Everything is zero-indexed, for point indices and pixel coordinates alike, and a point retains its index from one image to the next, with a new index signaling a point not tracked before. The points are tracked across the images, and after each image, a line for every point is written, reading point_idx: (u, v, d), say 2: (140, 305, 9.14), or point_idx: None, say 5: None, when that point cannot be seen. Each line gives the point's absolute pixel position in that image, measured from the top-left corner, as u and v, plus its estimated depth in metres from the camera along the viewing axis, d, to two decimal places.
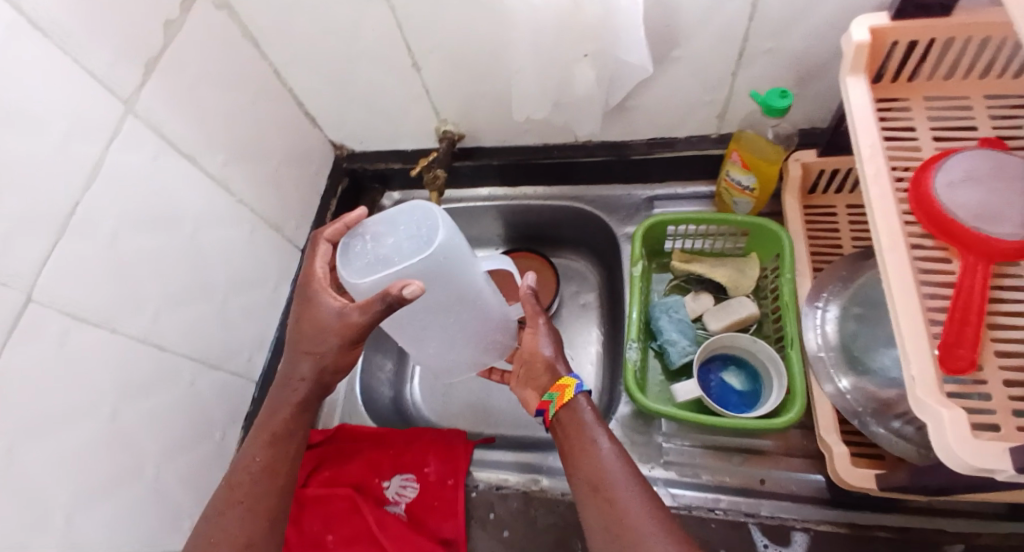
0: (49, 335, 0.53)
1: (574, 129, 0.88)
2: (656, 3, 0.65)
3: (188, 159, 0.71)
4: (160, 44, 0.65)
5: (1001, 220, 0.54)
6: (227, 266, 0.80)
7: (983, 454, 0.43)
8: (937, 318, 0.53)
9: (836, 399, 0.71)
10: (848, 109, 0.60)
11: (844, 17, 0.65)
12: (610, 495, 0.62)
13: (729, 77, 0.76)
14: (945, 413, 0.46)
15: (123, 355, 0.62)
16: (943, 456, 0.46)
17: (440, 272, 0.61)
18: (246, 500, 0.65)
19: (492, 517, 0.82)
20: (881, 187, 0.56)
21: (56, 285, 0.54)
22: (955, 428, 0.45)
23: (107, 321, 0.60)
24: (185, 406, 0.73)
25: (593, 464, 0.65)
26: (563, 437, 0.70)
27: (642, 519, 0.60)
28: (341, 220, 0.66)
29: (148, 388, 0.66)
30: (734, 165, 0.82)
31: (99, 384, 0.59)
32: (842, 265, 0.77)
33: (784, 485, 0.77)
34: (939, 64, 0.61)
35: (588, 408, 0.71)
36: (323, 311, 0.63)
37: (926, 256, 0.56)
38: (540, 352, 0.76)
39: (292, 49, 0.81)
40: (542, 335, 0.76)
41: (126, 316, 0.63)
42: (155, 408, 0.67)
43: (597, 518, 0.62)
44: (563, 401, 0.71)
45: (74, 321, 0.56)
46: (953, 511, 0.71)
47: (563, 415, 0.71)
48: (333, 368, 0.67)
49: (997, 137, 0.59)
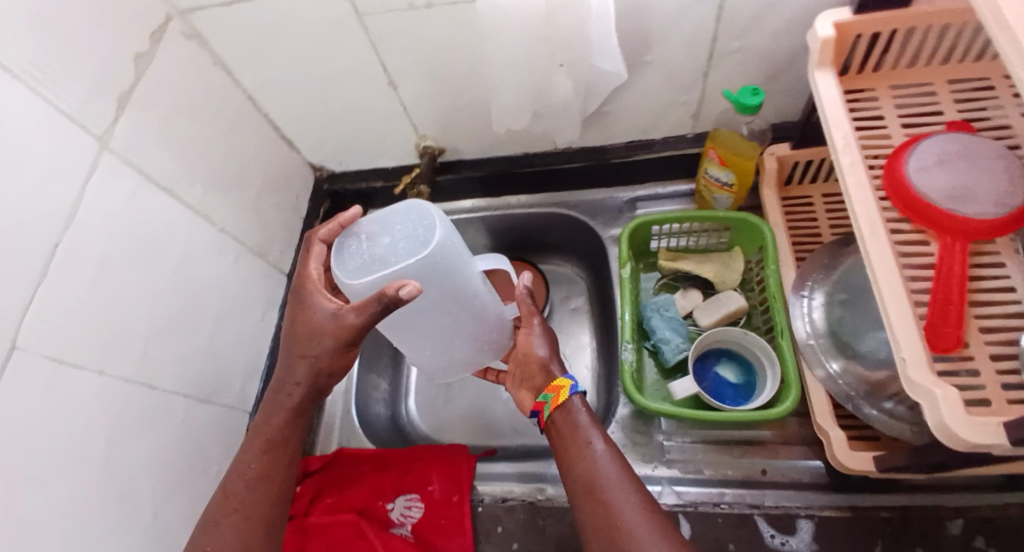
0: (37, 382, 0.52)
1: (554, 137, 0.89)
2: (627, 10, 0.67)
3: (167, 192, 0.70)
4: (132, 78, 0.64)
5: (974, 200, 0.55)
6: (213, 298, 0.79)
7: (980, 429, 0.44)
8: (921, 299, 0.55)
9: (828, 384, 0.72)
10: (819, 103, 0.61)
11: (807, 14, 0.67)
12: (604, 497, 0.62)
13: (701, 77, 0.78)
14: (939, 392, 0.47)
15: (113, 397, 0.61)
16: (941, 435, 0.47)
17: (437, 271, 0.61)
18: (239, 518, 0.63)
19: (499, 530, 0.81)
20: (857, 176, 0.57)
21: (41, 330, 0.53)
22: (949, 407, 0.46)
23: (95, 364, 0.59)
24: (180, 444, 0.71)
25: (588, 467, 0.65)
26: (558, 440, 0.69)
27: (636, 520, 0.60)
28: (335, 220, 0.66)
29: (140, 429, 0.64)
30: (712, 163, 0.83)
31: (90, 430, 0.58)
32: (823, 254, 0.79)
33: (785, 475, 0.78)
34: (901, 54, 0.63)
35: (583, 408, 0.70)
36: (317, 313, 0.63)
37: (905, 240, 0.58)
38: (534, 352, 0.75)
39: (266, 75, 0.81)
40: (536, 336, 0.75)
41: (114, 357, 0.61)
42: (148, 449, 0.66)
43: (591, 521, 0.62)
44: (558, 401, 0.71)
45: (61, 366, 0.55)
46: (951, 486, 0.72)
47: (558, 416, 0.70)
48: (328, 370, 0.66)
49: (962, 120, 0.60)
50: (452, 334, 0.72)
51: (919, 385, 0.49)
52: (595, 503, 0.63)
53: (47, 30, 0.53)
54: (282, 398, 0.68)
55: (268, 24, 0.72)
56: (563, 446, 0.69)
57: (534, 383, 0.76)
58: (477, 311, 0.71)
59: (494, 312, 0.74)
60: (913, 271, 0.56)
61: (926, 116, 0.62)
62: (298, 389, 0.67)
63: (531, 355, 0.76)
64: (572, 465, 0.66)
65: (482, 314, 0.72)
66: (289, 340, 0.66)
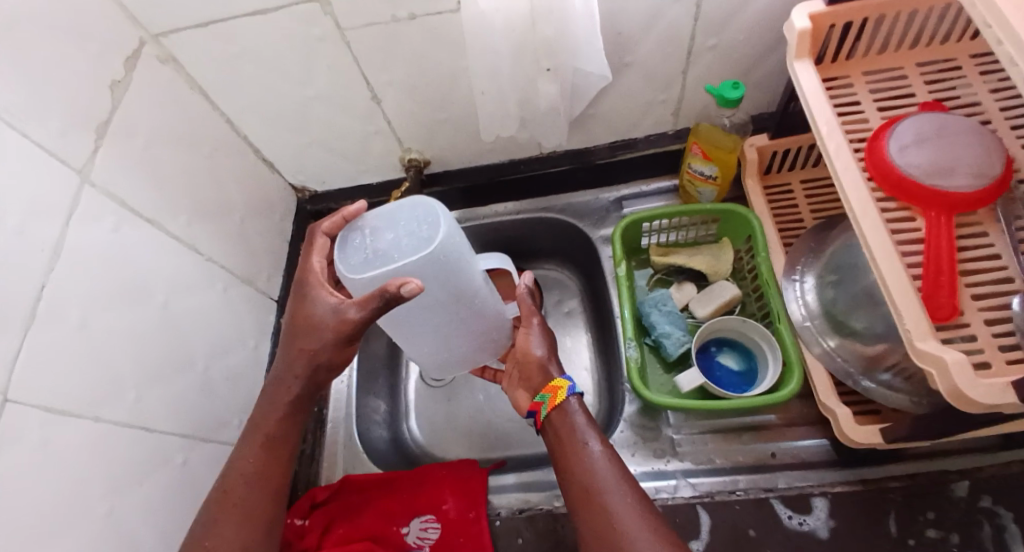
0: (29, 434, 0.49)
1: (539, 143, 0.90)
2: (607, 14, 0.68)
3: (151, 224, 0.67)
4: (107, 108, 0.61)
5: (953, 173, 0.58)
6: (204, 331, 0.76)
7: (993, 390, 0.46)
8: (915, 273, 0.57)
9: (827, 362, 0.75)
10: (801, 92, 0.63)
11: (778, 9, 0.69)
12: (600, 499, 0.62)
13: (680, 75, 0.80)
14: (949, 360, 0.49)
15: (111, 444, 0.58)
16: (956, 400, 0.49)
17: (439, 269, 0.61)
18: (237, 521, 0.60)
19: (520, 543, 0.79)
20: (844, 160, 0.59)
21: (31, 380, 0.49)
22: (960, 373, 0.48)
23: (89, 410, 0.56)
24: (181, 487, 0.68)
25: (584, 468, 0.65)
26: (554, 441, 0.69)
27: (632, 522, 0.60)
28: (340, 213, 0.64)
29: (140, 475, 0.61)
30: (695, 157, 0.86)
31: (89, 480, 0.54)
32: (808, 238, 0.82)
33: (794, 456, 0.80)
34: (871, 41, 0.66)
35: (580, 411, 0.70)
36: (317, 306, 0.61)
37: (893, 218, 0.60)
38: (531, 353, 0.74)
39: (244, 98, 0.79)
40: (535, 335, 0.75)
41: (108, 401, 0.58)
42: (149, 496, 0.62)
43: (587, 524, 0.61)
44: (556, 402, 0.70)
45: (53, 415, 0.51)
46: (951, 450, 0.76)
47: (555, 416, 0.70)
48: (330, 365, 0.64)
49: (935, 100, 0.64)
50: (456, 330, 0.72)
51: (927, 354, 0.51)
52: (588, 507, 0.62)
53: (16, 63, 0.51)
54: (288, 421, 0.65)
55: (245, 47, 0.70)
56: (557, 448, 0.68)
57: (533, 382, 0.76)
58: (481, 311, 0.71)
59: (499, 311, 0.74)
60: (905, 245, 0.59)
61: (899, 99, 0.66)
62: (301, 381, 0.65)
63: (528, 355, 0.75)
64: (569, 466, 0.66)
65: (487, 314, 0.72)
66: (290, 333, 0.64)
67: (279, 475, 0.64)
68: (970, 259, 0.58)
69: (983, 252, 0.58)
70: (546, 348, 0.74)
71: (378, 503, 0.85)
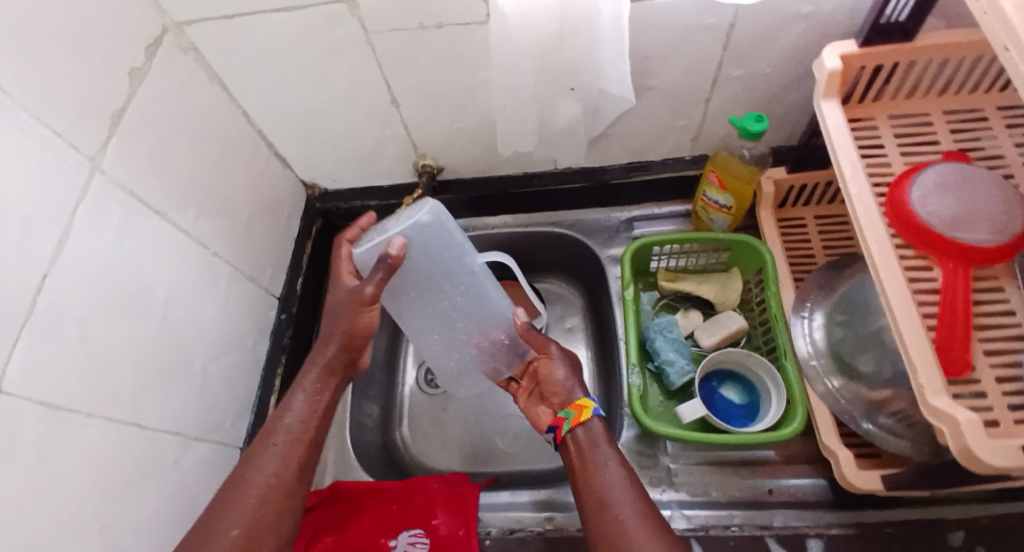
0: (24, 432, 0.47)
1: (556, 159, 0.89)
2: (637, 38, 0.67)
3: (159, 215, 0.66)
4: (126, 95, 0.60)
5: (974, 225, 0.58)
6: (204, 325, 0.74)
7: (1005, 453, 0.46)
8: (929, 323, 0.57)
9: (831, 402, 0.74)
10: (826, 131, 0.63)
11: (809, 45, 0.69)
12: (612, 512, 0.59)
13: (703, 102, 0.79)
14: (962, 419, 0.48)
15: (103, 439, 0.56)
16: (965, 460, 0.48)
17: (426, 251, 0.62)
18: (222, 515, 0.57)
19: None
20: (866, 204, 0.59)
21: (28, 370, 0.48)
22: (973, 433, 0.47)
23: (83, 404, 0.54)
24: (172, 487, 0.66)
25: (598, 482, 0.63)
26: (571, 456, 0.67)
27: (643, 537, 0.56)
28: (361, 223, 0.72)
29: (132, 474, 0.59)
30: (711, 185, 0.85)
31: (81, 477, 0.53)
32: (820, 275, 0.81)
33: (791, 494, 0.79)
34: (900, 85, 0.66)
35: (600, 427, 0.68)
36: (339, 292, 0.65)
37: (910, 265, 0.59)
38: (555, 377, 0.72)
39: (262, 91, 0.78)
40: (557, 360, 0.73)
41: (102, 397, 0.57)
42: (140, 498, 0.61)
43: (600, 539, 0.59)
44: (580, 420, 0.68)
45: (47, 409, 0.50)
46: (950, 499, 0.75)
47: (576, 435, 0.68)
48: (360, 341, 0.67)
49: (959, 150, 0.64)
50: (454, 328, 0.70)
51: (938, 410, 0.50)
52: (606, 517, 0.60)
53: (38, 45, 0.50)
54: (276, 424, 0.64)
55: (268, 43, 0.69)
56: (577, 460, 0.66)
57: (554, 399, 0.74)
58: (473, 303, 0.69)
59: (505, 312, 0.71)
60: (920, 294, 0.58)
61: (923, 145, 0.65)
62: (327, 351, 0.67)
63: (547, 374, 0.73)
64: (583, 480, 0.64)
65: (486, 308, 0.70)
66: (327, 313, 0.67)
67: (285, 468, 0.60)
68: (984, 313, 0.58)
69: (999, 305, 0.57)
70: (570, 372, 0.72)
71: (367, 513, 0.83)
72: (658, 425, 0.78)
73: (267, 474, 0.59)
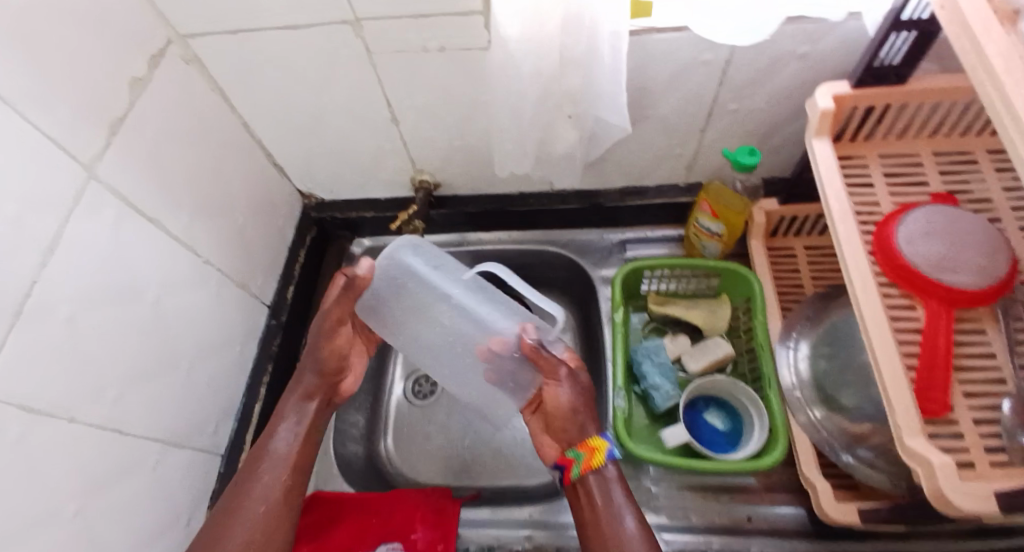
0: (5, 432, 0.47)
1: (552, 180, 0.90)
2: (634, 69, 0.68)
3: (153, 223, 0.66)
4: (124, 102, 0.61)
5: (959, 269, 0.59)
6: (194, 333, 0.74)
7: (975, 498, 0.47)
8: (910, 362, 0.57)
9: (813, 433, 0.74)
10: (816, 168, 0.64)
11: (803, 83, 0.70)
12: None
13: (697, 134, 0.80)
14: (936, 462, 0.49)
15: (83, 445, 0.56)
16: (938, 503, 0.49)
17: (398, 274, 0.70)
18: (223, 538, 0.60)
19: None
20: (853, 243, 0.60)
21: (14, 373, 0.48)
22: (946, 476, 0.48)
23: (66, 410, 0.54)
24: (150, 494, 0.66)
25: (610, 537, 0.62)
26: (580, 508, 0.67)
27: None
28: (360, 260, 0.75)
29: (112, 480, 0.59)
30: (704, 214, 0.85)
31: (60, 482, 0.53)
32: (808, 306, 0.82)
33: (770, 522, 0.79)
34: (891, 125, 0.67)
35: (612, 475, 0.67)
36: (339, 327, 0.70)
37: (893, 304, 0.60)
38: (559, 404, 0.69)
39: (262, 101, 0.79)
40: (563, 387, 0.69)
41: (86, 404, 0.56)
42: (120, 500, 0.61)
43: None
44: (592, 464, 0.66)
45: (31, 413, 0.50)
46: (926, 535, 0.75)
47: (586, 479, 0.67)
48: None
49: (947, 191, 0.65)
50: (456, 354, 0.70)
51: (914, 451, 0.51)
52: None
53: (41, 54, 0.50)
54: (265, 452, 0.67)
55: (270, 54, 0.70)
56: (584, 502, 0.66)
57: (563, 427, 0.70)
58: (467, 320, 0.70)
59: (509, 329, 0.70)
60: (903, 333, 0.59)
61: (913, 184, 0.66)
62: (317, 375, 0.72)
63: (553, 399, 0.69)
64: (594, 535, 0.63)
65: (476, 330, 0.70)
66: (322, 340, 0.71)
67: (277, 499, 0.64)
68: (965, 355, 0.58)
69: (980, 349, 0.58)
70: (575, 400, 0.68)
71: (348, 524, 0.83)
72: (641, 449, 0.78)
73: (265, 499, 0.63)
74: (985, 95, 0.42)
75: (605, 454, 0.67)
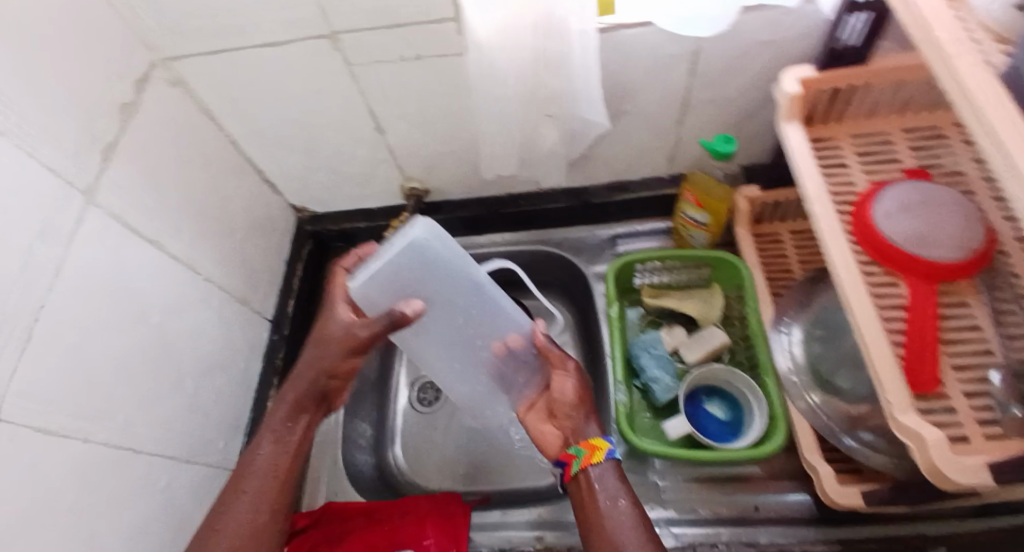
0: (23, 452, 0.48)
1: (540, 181, 0.91)
2: (609, 67, 0.70)
3: (152, 243, 0.68)
4: (118, 130, 0.63)
5: (936, 244, 0.59)
6: (197, 349, 0.76)
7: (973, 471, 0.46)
8: (898, 339, 0.57)
9: (813, 419, 0.74)
10: (789, 154, 0.65)
11: (773, 70, 0.72)
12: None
13: (674, 126, 0.82)
14: (929, 437, 0.48)
15: (98, 463, 0.57)
16: (935, 479, 0.48)
17: (422, 259, 0.61)
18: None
19: None
20: (830, 228, 0.60)
21: (30, 391, 0.50)
22: (940, 450, 0.47)
23: (79, 430, 0.55)
24: (164, 511, 0.67)
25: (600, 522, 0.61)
26: (576, 493, 0.65)
27: None
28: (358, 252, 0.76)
29: (125, 501, 0.60)
30: (688, 204, 0.87)
31: (78, 505, 0.54)
32: (798, 290, 0.82)
33: (778, 510, 0.78)
34: (862, 105, 0.69)
35: (610, 467, 0.65)
36: (332, 323, 0.67)
37: (877, 282, 0.60)
38: (565, 391, 0.70)
39: (252, 120, 0.81)
40: (569, 376, 0.71)
41: (99, 420, 0.58)
42: (131, 520, 0.61)
43: None
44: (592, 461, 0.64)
45: (44, 434, 0.51)
46: (936, 517, 0.75)
47: (585, 477, 0.65)
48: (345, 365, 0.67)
49: (921, 168, 0.66)
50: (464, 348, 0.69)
51: (907, 427, 0.50)
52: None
53: (36, 87, 0.53)
54: (247, 469, 0.64)
55: (256, 73, 0.73)
56: (580, 497, 0.64)
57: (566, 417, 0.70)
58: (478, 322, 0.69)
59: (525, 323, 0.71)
60: (888, 312, 0.59)
61: (887, 162, 0.68)
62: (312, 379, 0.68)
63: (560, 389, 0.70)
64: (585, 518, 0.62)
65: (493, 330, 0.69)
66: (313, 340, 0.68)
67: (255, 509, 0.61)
68: (951, 331, 0.58)
69: (965, 325, 0.58)
70: (580, 391, 0.70)
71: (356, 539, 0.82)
72: (643, 442, 0.78)
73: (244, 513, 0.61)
74: (936, 65, 0.44)
75: (603, 451, 0.65)
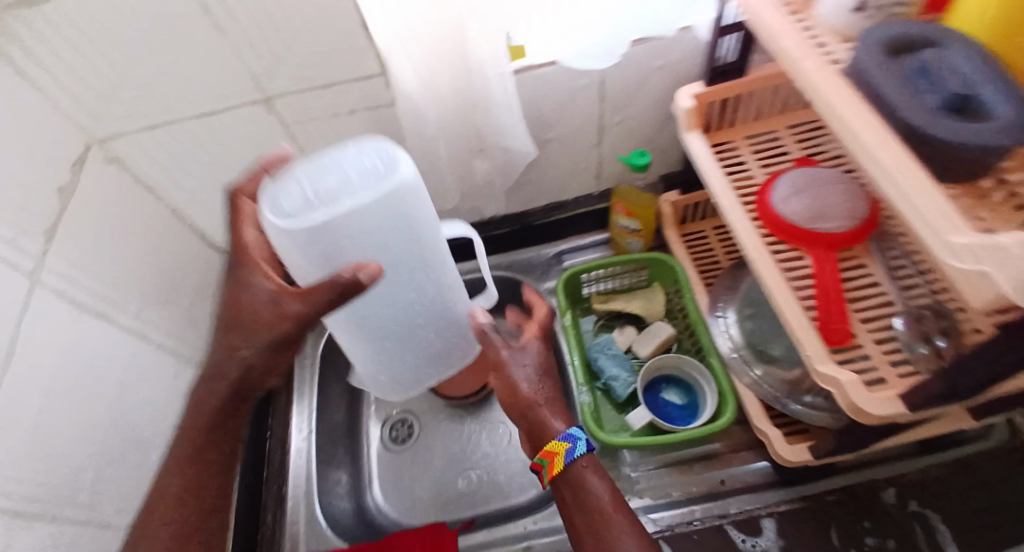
0: None
1: (481, 211, 0.97)
2: (528, 101, 0.77)
3: (101, 317, 0.68)
4: (57, 210, 0.64)
5: (827, 217, 0.69)
6: (157, 419, 0.75)
7: (885, 403, 0.54)
8: (810, 303, 0.66)
9: (757, 390, 0.82)
10: (695, 158, 0.74)
11: (671, 89, 0.81)
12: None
13: (595, 147, 0.90)
14: (847, 381, 0.56)
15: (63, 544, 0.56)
16: (858, 415, 0.56)
17: (394, 214, 0.52)
18: None
19: None
20: (738, 216, 0.69)
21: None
22: (857, 390, 0.55)
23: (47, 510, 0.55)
24: None
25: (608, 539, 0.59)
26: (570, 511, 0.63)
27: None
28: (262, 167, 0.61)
29: None
30: (620, 214, 0.95)
31: None
32: (726, 277, 0.91)
33: (741, 480, 0.86)
34: (749, 109, 0.79)
35: (596, 476, 0.63)
36: (256, 296, 0.57)
37: (785, 257, 0.70)
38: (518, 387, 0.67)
39: (193, 187, 0.83)
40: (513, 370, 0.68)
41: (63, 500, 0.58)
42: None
43: None
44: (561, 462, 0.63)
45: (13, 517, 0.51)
46: (877, 461, 0.83)
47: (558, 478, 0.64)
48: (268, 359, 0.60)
49: (806, 155, 0.76)
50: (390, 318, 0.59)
51: (827, 375, 0.58)
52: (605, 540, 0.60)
53: None
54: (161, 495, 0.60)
55: (188, 142, 0.76)
56: (559, 500, 0.64)
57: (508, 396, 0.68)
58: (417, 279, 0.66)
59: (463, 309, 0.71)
60: (799, 281, 0.68)
61: (778, 154, 0.78)
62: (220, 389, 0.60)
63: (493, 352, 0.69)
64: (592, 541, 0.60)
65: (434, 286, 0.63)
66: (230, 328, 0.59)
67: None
68: (853, 288, 0.68)
69: (865, 283, 0.68)
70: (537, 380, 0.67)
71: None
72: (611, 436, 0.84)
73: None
74: (791, 72, 0.53)
75: (561, 458, 0.63)
